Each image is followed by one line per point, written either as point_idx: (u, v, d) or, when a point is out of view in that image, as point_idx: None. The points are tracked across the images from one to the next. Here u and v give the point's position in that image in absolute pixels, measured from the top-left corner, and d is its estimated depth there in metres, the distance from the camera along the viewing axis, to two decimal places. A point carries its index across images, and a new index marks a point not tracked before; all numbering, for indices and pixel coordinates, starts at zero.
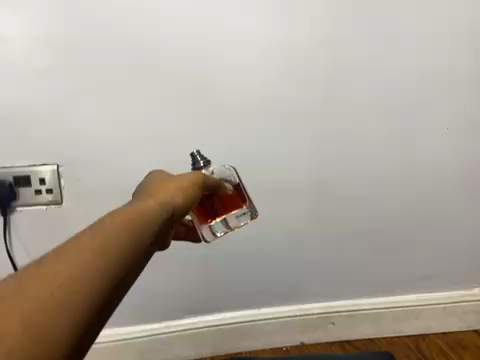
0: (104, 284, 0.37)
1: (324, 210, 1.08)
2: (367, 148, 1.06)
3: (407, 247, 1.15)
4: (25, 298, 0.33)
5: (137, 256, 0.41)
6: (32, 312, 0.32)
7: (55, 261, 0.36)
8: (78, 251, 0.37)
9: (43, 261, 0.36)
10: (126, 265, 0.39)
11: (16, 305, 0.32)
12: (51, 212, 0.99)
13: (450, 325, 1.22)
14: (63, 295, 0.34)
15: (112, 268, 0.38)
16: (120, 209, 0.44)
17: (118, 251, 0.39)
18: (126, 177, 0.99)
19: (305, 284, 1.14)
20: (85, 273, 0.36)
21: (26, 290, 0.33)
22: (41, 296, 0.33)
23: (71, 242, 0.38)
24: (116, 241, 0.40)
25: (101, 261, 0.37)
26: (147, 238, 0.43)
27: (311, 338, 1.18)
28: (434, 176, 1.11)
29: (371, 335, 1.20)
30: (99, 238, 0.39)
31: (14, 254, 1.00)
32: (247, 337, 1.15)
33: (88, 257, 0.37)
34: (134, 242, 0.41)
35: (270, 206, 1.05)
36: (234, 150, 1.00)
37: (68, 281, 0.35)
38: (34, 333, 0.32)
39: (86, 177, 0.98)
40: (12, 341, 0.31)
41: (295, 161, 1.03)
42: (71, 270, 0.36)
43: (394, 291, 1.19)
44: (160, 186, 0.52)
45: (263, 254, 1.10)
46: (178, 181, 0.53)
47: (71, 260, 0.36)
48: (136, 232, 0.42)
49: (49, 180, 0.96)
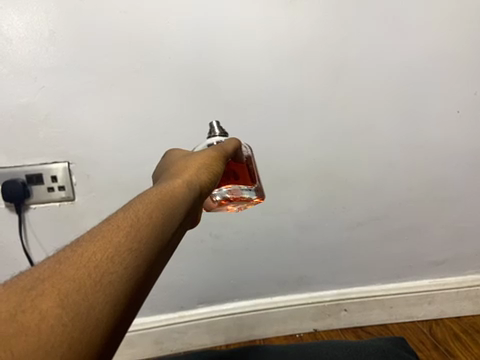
0: (137, 263, 0.38)
1: (333, 199, 1.08)
2: (376, 135, 1.05)
3: (418, 232, 1.15)
4: (63, 278, 0.34)
5: (166, 237, 0.44)
6: (70, 292, 0.33)
7: (90, 243, 0.38)
8: (111, 232, 0.40)
9: (78, 244, 0.38)
10: (156, 245, 0.41)
11: (54, 287, 0.33)
12: (64, 209, 1.01)
13: (464, 309, 1.22)
14: (99, 273, 0.35)
15: (144, 248, 0.40)
16: (150, 192, 0.49)
17: (149, 231, 0.42)
18: (135, 172, 1.00)
19: (316, 272, 1.15)
20: (119, 252, 0.38)
21: (62, 271, 0.34)
22: (78, 277, 0.34)
23: (104, 226, 0.41)
24: (146, 223, 0.42)
25: (133, 241, 0.39)
26: (173, 218, 0.46)
27: (324, 325, 1.19)
28: (444, 161, 1.10)
29: (383, 321, 1.21)
30: (130, 219, 0.42)
31: (30, 250, 1.02)
32: (261, 326, 1.16)
33: (121, 238, 0.39)
34: (163, 221, 0.44)
35: (279, 196, 1.06)
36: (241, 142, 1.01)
37: (103, 260, 0.36)
38: (73, 312, 0.32)
39: (97, 173, 0.99)
40: (52, 322, 0.31)
41: (303, 150, 1.04)
42: (106, 250, 0.37)
43: (407, 277, 1.19)
44: (182, 170, 0.57)
45: (273, 244, 1.10)
46: (199, 165, 0.58)
47: (104, 241, 0.38)
48: (164, 212, 0.45)
49: (60, 177, 0.98)
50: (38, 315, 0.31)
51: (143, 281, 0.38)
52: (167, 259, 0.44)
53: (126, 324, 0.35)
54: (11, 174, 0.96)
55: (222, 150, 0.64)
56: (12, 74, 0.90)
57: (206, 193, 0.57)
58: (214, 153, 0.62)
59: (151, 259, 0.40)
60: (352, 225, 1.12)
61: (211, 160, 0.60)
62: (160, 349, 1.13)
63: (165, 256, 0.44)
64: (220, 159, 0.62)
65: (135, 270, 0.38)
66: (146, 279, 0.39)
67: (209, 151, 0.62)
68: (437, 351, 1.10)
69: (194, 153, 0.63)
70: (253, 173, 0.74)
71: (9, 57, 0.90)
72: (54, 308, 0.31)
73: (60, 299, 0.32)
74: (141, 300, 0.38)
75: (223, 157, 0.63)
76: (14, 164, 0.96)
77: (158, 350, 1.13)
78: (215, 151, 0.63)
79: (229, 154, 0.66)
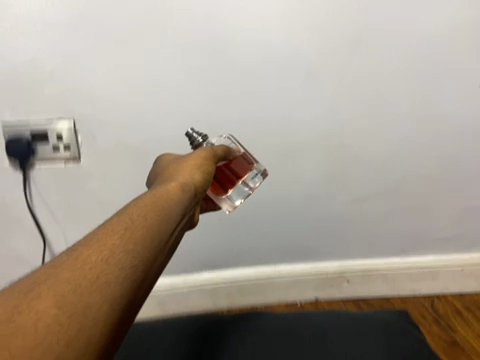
0: (132, 263, 0.41)
1: (343, 170, 1.06)
2: (391, 108, 1.02)
3: (427, 208, 1.13)
4: (60, 280, 0.36)
5: (161, 237, 0.46)
6: (66, 293, 0.36)
7: (86, 247, 0.41)
8: (106, 236, 0.42)
9: (75, 249, 0.41)
10: (150, 245, 0.44)
11: (51, 288, 0.36)
12: (70, 169, 0.99)
13: (468, 286, 1.20)
14: (95, 275, 0.38)
15: (139, 249, 0.42)
16: (144, 198, 0.51)
17: (142, 233, 0.44)
18: (141, 135, 0.98)
19: (320, 243, 1.15)
20: (113, 255, 0.40)
21: (60, 274, 0.37)
22: (74, 278, 0.37)
23: (100, 230, 0.43)
24: (140, 225, 0.45)
25: (127, 243, 0.42)
26: (168, 220, 0.49)
27: (326, 295, 1.19)
28: (459, 136, 1.07)
29: (386, 294, 1.20)
30: (124, 224, 0.44)
31: (34, 208, 1.02)
32: (263, 293, 1.17)
33: (115, 240, 0.42)
34: (157, 223, 0.47)
35: (288, 165, 1.04)
36: (253, 108, 0.97)
37: (98, 262, 0.39)
38: (69, 311, 0.35)
39: (102, 134, 0.97)
40: (48, 321, 0.33)
41: (315, 120, 1.00)
42: (101, 252, 0.40)
43: (412, 252, 1.17)
44: (176, 173, 0.59)
45: (279, 214, 1.09)
46: (193, 166, 0.60)
47: (99, 245, 0.41)
48: (158, 215, 0.48)
49: (65, 136, 0.96)
50: (35, 314, 0.33)
51: (139, 280, 0.41)
52: (165, 258, 0.47)
53: (124, 320, 0.38)
54: (14, 131, 0.93)
55: (214, 149, 0.65)
56: (17, 25, 0.86)
57: (200, 193, 0.58)
58: (206, 152, 0.63)
59: (147, 258, 0.42)
60: (360, 198, 1.10)
61: (204, 162, 0.61)
62: (163, 311, 1.15)
63: (162, 255, 0.46)
64: (212, 159, 0.63)
65: (131, 270, 0.40)
66: (143, 277, 0.41)
67: (200, 151, 0.64)
68: (438, 326, 1.09)
69: (187, 154, 0.64)
70: (247, 159, 0.74)
71: (13, 8, 0.85)
72: (50, 308, 0.34)
73: (56, 300, 0.35)
74: (138, 297, 0.41)
75: (213, 158, 0.64)
76: (18, 121, 0.93)
77: (160, 311, 1.14)
78: (206, 150, 0.64)
79: (220, 155, 0.67)
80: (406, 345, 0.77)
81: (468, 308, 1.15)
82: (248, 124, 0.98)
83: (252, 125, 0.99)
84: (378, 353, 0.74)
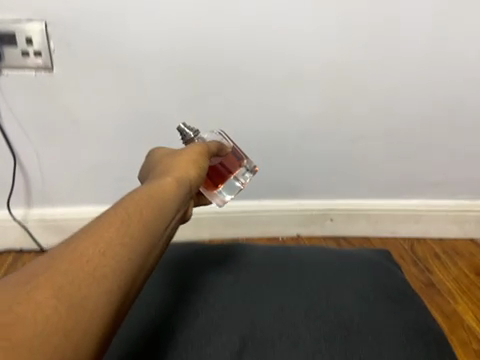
0: (129, 257, 0.44)
1: (332, 99, 1.07)
2: (382, 42, 1.03)
3: (416, 150, 1.13)
4: (59, 271, 0.40)
5: (156, 232, 0.49)
6: (64, 285, 0.39)
7: (84, 238, 0.43)
8: (105, 227, 0.45)
9: (74, 240, 0.44)
10: (146, 239, 0.47)
11: (49, 278, 0.39)
12: (41, 79, 1.02)
13: (449, 232, 1.22)
14: (93, 268, 0.41)
15: (135, 243, 0.45)
16: (139, 189, 0.54)
17: (139, 228, 0.47)
18: (139, 56, 1.01)
19: (309, 180, 1.14)
20: (110, 248, 0.43)
21: (58, 265, 0.40)
22: (72, 270, 0.40)
23: (98, 221, 0.46)
24: (136, 220, 0.48)
25: (124, 236, 0.45)
26: (163, 214, 0.52)
27: (308, 232, 1.19)
28: (455, 82, 1.08)
29: (366, 234, 1.21)
30: (121, 217, 0.47)
31: (3, 121, 1.05)
32: (246, 227, 1.16)
33: (112, 233, 0.45)
34: (152, 217, 0.50)
35: (278, 88, 1.05)
36: (246, 27, 1.00)
37: (96, 254, 0.42)
38: (66, 301, 0.38)
39: (78, 42, 0.99)
40: (48, 311, 0.37)
41: (307, 44, 1.02)
42: (100, 245, 0.43)
43: (398, 196, 1.18)
44: (171, 166, 0.63)
45: (266, 140, 1.10)
46: (187, 161, 0.64)
47: (97, 238, 0.44)
48: (153, 209, 0.51)
49: (36, 41, 0.99)
50: (34, 305, 0.36)
51: (134, 275, 0.44)
52: (159, 251, 0.50)
53: (118, 313, 0.41)
54: None
55: (206, 145, 0.70)
56: None
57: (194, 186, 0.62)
58: (199, 149, 0.68)
59: (142, 253, 0.46)
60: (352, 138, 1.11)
61: (197, 157, 0.66)
62: None
63: (157, 249, 0.49)
64: (204, 155, 0.68)
65: (127, 265, 0.43)
66: (138, 272, 0.44)
67: (194, 147, 0.68)
68: (416, 267, 1.12)
69: (180, 148, 0.69)
70: (239, 155, 0.80)
71: None
72: (49, 299, 0.37)
73: (54, 291, 0.38)
74: (132, 290, 0.44)
75: (207, 153, 0.69)
76: None
77: None
78: (199, 146, 0.69)
79: (212, 151, 0.72)
80: (386, 284, 0.82)
81: (446, 252, 1.17)
82: (241, 43, 1.01)
83: (244, 43, 1.01)
84: (362, 292, 0.79)
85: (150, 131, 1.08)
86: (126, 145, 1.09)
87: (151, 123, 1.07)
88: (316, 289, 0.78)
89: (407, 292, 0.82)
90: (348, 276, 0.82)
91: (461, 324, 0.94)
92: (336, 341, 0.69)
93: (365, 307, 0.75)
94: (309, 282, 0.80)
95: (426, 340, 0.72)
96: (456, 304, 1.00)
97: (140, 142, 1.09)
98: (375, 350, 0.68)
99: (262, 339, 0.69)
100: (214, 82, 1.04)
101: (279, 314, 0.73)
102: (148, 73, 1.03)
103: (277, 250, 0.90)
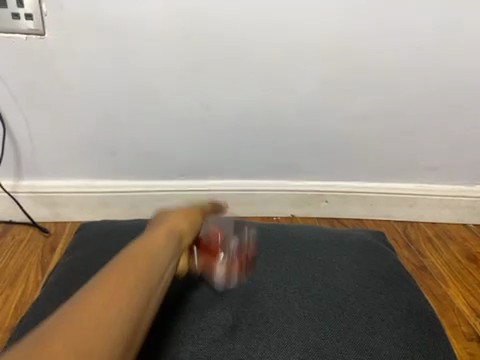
0: (130, 313, 0.42)
1: (336, 79, 1.05)
2: (392, 21, 1.00)
3: (416, 134, 1.13)
4: (62, 331, 0.37)
5: (156, 285, 0.48)
6: (68, 346, 0.36)
7: (88, 294, 0.42)
8: (107, 282, 0.44)
9: (75, 300, 0.42)
10: (146, 293, 0.46)
11: (51, 342, 0.35)
12: (31, 43, 0.97)
13: (442, 216, 1.23)
14: (98, 324, 0.39)
15: (136, 298, 0.44)
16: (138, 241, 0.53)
17: (141, 282, 0.46)
18: (138, 23, 0.97)
19: (307, 160, 1.14)
20: (113, 302, 0.42)
21: (61, 325, 0.38)
22: (77, 328, 0.38)
23: (98, 278, 0.45)
24: (137, 272, 0.47)
25: (126, 290, 0.44)
26: (161, 266, 0.51)
27: (302, 212, 1.20)
28: (463, 64, 1.05)
29: (360, 216, 1.21)
30: (122, 270, 0.46)
31: None
32: (241, 205, 1.17)
33: (114, 288, 0.43)
34: (152, 270, 0.49)
35: (282, 66, 1.03)
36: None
37: (99, 310, 0.40)
38: None
39: (72, 5, 0.94)
40: None
41: (314, 20, 0.99)
42: (102, 300, 0.41)
43: (393, 179, 1.18)
44: (166, 220, 0.63)
45: (267, 118, 1.08)
46: (182, 216, 0.65)
47: (100, 292, 0.42)
48: (153, 260, 0.50)
49: (27, 3, 0.94)
50: None
51: (135, 332, 0.42)
52: (157, 306, 0.48)
53: None
54: None
55: (198, 208, 0.73)
56: None
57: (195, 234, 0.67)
58: (192, 208, 0.70)
59: (143, 307, 0.44)
60: (354, 118, 1.10)
61: (190, 215, 0.67)
62: (135, 213, 1.16)
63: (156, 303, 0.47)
64: (196, 214, 0.70)
65: (145, 292, 0.46)
66: (138, 330, 0.43)
67: (187, 207, 0.70)
68: (408, 250, 1.12)
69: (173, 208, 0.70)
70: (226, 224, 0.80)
71: None
72: None
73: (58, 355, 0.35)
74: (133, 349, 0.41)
75: (200, 212, 0.72)
76: None
77: (133, 214, 1.16)
78: (193, 206, 0.72)
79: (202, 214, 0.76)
80: (381, 264, 0.81)
81: (438, 236, 1.18)
82: (246, 16, 0.98)
83: (249, 15, 0.97)
84: (356, 273, 0.78)
85: (147, 103, 1.04)
86: (121, 117, 1.05)
87: (148, 95, 1.03)
88: (311, 269, 0.78)
89: (401, 272, 0.81)
90: (343, 256, 0.82)
91: (452, 308, 0.95)
92: (329, 320, 0.68)
93: (360, 287, 0.75)
94: (304, 261, 0.79)
95: (419, 320, 0.71)
96: (447, 288, 1.01)
97: (136, 114, 1.05)
98: (368, 329, 0.68)
99: (256, 317, 0.68)
100: (215, 54, 1.01)
101: (274, 293, 0.73)
102: (146, 42, 0.98)
103: (273, 229, 0.89)
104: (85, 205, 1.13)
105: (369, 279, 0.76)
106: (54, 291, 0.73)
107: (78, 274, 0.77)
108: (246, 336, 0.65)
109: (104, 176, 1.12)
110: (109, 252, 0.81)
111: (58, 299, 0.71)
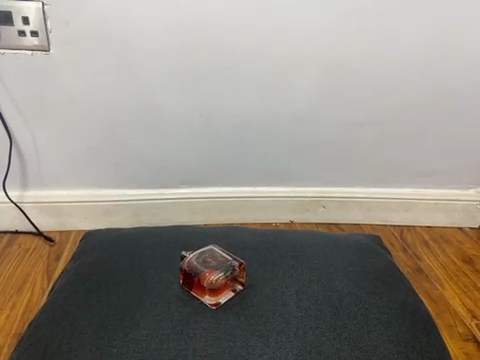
0: None
1: (332, 90, 1.09)
2: (384, 34, 1.04)
3: (410, 140, 1.16)
4: None
5: None
6: None
7: None
8: None
9: None
10: None
11: None
12: (37, 59, 1.01)
13: (437, 219, 1.26)
14: None
15: None
16: None
17: None
18: (140, 38, 1.00)
19: (304, 166, 1.18)
20: None
21: None
22: None
23: None
24: None
25: None
26: None
27: (301, 217, 1.23)
28: (455, 73, 1.09)
29: (358, 221, 1.24)
30: None
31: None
32: (239, 211, 1.20)
33: None
34: None
35: (279, 78, 1.06)
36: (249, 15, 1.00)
37: None
38: None
39: (76, 22, 0.98)
40: None
41: (309, 34, 1.03)
42: None
43: (389, 183, 1.22)
44: None
45: (265, 128, 1.12)
46: None
47: None
48: None
49: (32, 20, 0.97)
50: None
51: None
52: None
53: None
54: None
55: None
56: None
57: None
58: None
59: None
60: (350, 125, 1.13)
61: None
62: (138, 221, 1.19)
63: None
64: None
65: None
66: None
67: None
68: (405, 253, 1.15)
69: None
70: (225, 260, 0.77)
71: None
72: None
73: None
74: None
75: None
76: None
77: (136, 222, 1.19)
78: None
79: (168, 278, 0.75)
80: (376, 267, 0.83)
81: (434, 240, 1.20)
82: (244, 31, 1.01)
83: (246, 31, 1.01)
84: (352, 275, 0.80)
85: (149, 115, 1.08)
86: (124, 128, 1.09)
87: (150, 107, 1.07)
88: (308, 271, 0.80)
89: (395, 274, 0.83)
90: (339, 259, 0.84)
91: (448, 309, 0.97)
92: (326, 319, 0.71)
93: (355, 288, 0.77)
94: (302, 264, 0.82)
95: (412, 319, 0.73)
96: (443, 289, 1.03)
97: (137, 125, 1.09)
98: (363, 327, 0.70)
99: (255, 316, 0.71)
100: (214, 65, 1.04)
101: (272, 295, 0.75)
102: (148, 55, 1.02)
103: (272, 234, 0.92)
104: (89, 213, 1.17)
105: (364, 281, 0.79)
106: (60, 296, 0.76)
107: (84, 278, 0.79)
108: (245, 335, 0.67)
109: (107, 185, 1.15)
110: (113, 258, 0.84)
111: (65, 304, 0.74)
